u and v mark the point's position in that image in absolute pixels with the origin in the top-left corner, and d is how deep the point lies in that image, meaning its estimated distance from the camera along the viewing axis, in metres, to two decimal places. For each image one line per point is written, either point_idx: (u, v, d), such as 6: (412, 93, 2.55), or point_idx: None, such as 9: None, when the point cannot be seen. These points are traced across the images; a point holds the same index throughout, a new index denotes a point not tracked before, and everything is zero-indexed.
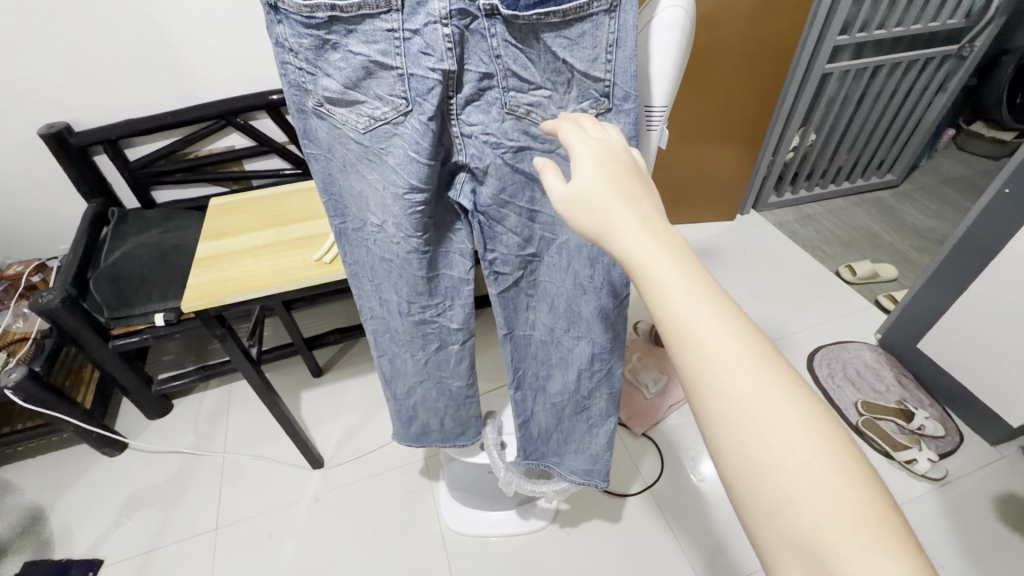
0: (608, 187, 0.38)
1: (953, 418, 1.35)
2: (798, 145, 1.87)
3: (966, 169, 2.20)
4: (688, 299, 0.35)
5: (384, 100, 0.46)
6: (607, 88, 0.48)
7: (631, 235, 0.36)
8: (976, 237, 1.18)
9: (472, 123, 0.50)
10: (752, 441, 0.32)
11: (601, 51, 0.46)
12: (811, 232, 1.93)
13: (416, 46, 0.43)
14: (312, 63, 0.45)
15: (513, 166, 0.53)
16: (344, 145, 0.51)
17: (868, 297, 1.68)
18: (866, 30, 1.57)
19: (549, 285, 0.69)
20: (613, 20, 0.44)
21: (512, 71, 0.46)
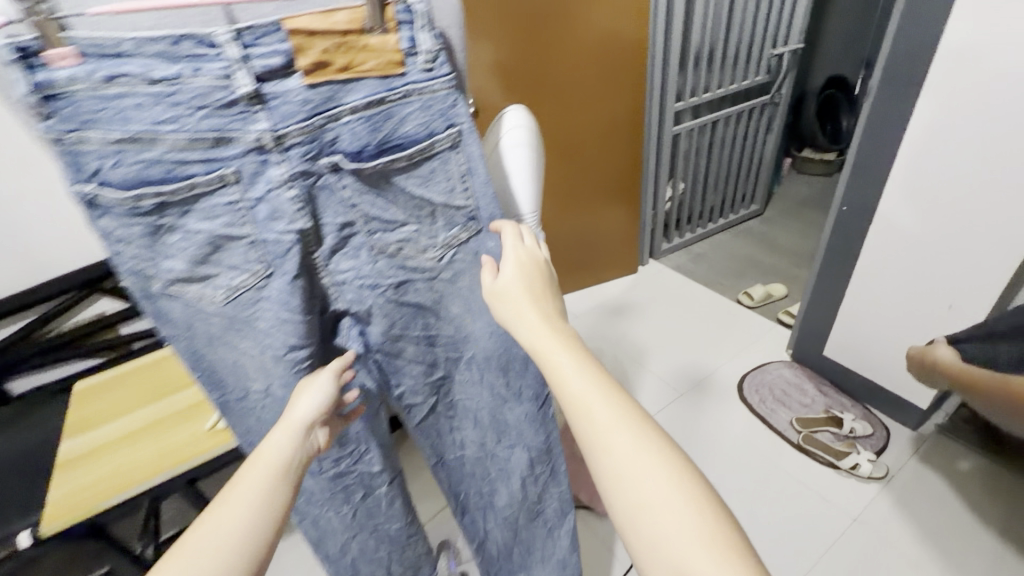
0: (516, 293, 0.52)
1: (876, 412, 1.44)
2: (673, 195, 2.06)
3: (810, 188, 2.55)
4: (576, 376, 0.46)
5: (241, 268, 0.48)
6: (472, 213, 0.56)
7: (532, 325, 0.49)
8: (837, 248, 1.33)
9: (342, 269, 0.53)
10: (627, 487, 0.43)
11: (457, 181, 0.53)
12: (705, 269, 2.09)
13: (262, 212, 0.47)
14: (148, 250, 0.46)
15: (397, 300, 0.56)
16: (204, 321, 0.50)
17: (771, 317, 1.81)
18: (697, 94, 1.82)
19: (467, 403, 0.69)
20: (460, 154, 0.53)
21: (371, 215, 0.51)
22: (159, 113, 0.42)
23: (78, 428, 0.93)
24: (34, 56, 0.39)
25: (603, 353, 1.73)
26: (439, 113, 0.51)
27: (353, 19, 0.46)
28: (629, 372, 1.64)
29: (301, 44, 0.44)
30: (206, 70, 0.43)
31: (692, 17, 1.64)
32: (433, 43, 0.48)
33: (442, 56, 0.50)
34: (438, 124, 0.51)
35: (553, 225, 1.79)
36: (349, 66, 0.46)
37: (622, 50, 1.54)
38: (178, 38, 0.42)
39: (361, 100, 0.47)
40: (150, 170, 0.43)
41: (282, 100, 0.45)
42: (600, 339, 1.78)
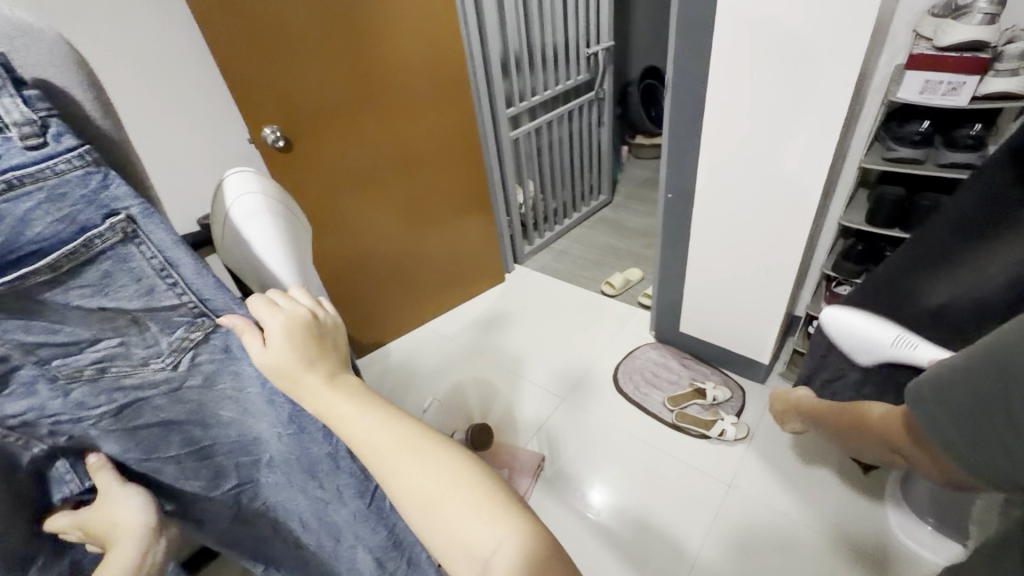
0: (288, 359, 0.46)
1: (731, 374, 1.56)
2: (524, 198, 2.06)
3: (648, 171, 2.73)
4: (367, 428, 0.44)
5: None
6: (199, 309, 0.48)
7: (311, 393, 0.46)
8: (671, 233, 1.41)
9: (13, 411, 0.44)
10: (441, 528, 0.41)
11: (153, 278, 0.45)
12: (568, 265, 2.13)
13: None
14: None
15: (126, 426, 0.50)
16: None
17: (632, 302, 1.89)
18: (526, 99, 1.83)
19: (286, 505, 0.65)
20: (142, 246, 0.43)
21: (31, 343, 0.42)
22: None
23: None
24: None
25: (483, 374, 1.66)
26: (85, 199, 0.40)
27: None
28: (510, 387, 1.60)
29: None
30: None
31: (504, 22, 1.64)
32: (23, 110, 0.37)
33: (52, 126, 0.38)
34: (92, 213, 0.40)
35: (407, 250, 1.68)
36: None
37: (441, 61, 1.46)
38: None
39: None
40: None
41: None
42: (477, 359, 1.72)
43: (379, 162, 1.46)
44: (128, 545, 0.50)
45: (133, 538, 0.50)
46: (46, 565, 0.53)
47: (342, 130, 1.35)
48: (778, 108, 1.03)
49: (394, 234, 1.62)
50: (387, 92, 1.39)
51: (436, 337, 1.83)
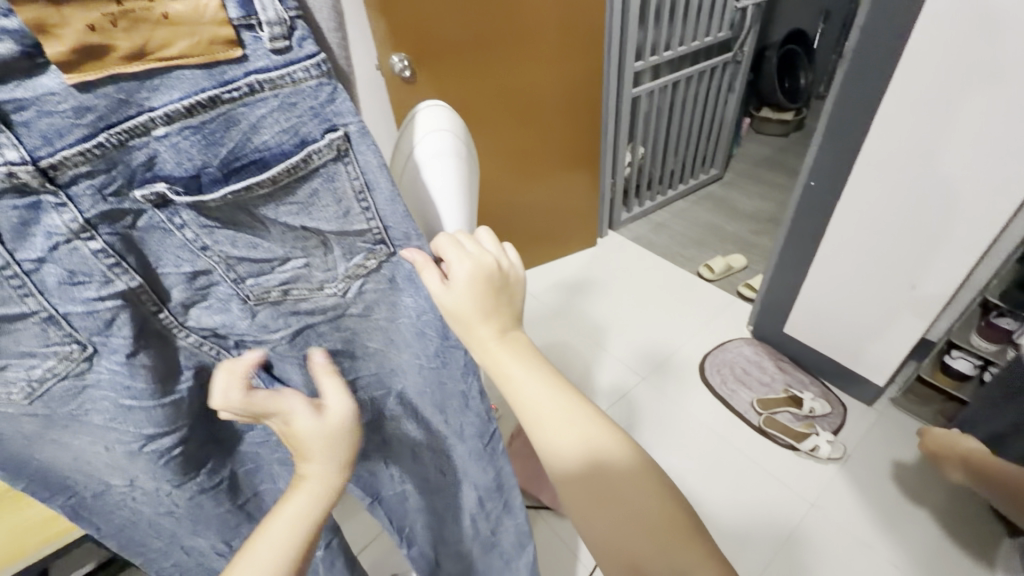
0: (465, 312, 0.47)
1: (834, 389, 1.43)
2: (632, 160, 1.93)
3: (769, 148, 2.47)
4: (535, 394, 0.46)
5: (42, 353, 0.39)
6: (381, 236, 0.47)
7: (484, 347, 0.47)
8: (803, 226, 1.27)
9: (208, 324, 0.44)
10: (591, 495, 0.45)
11: (352, 201, 0.44)
12: (665, 239, 2.01)
13: (53, 278, 0.35)
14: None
15: (295, 350, 0.50)
16: (11, 421, 0.44)
17: (731, 291, 1.76)
18: (657, 52, 1.68)
19: (406, 438, 0.66)
20: (351, 167, 0.42)
21: (236, 257, 0.41)
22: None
23: None
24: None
25: (564, 340, 1.62)
26: (312, 111, 0.39)
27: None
28: (589, 357, 1.56)
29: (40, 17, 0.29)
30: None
31: None
32: (277, 9, 0.35)
33: (297, 29, 0.37)
34: (313, 127, 0.39)
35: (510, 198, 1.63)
36: (144, 49, 0.32)
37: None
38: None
39: (179, 102, 0.34)
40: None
41: (38, 110, 0.30)
42: (558, 323, 1.68)
43: (495, 106, 1.40)
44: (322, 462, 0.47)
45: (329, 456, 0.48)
46: (214, 469, 0.57)
47: (469, 64, 1.30)
48: (982, 98, 0.86)
49: (497, 183, 1.57)
50: (517, 29, 1.30)
51: None
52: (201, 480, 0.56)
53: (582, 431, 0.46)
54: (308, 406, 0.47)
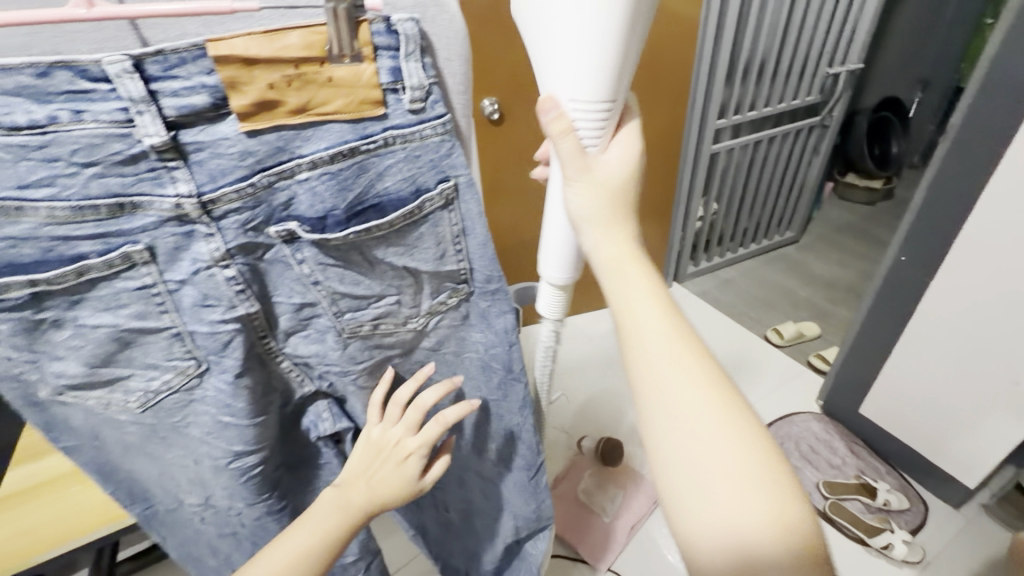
0: (616, 190, 0.46)
1: (913, 483, 1.30)
2: (704, 215, 1.89)
3: (852, 215, 2.35)
4: (645, 311, 0.45)
5: (163, 366, 0.43)
6: (465, 276, 0.52)
7: (619, 244, 0.46)
8: (888, 301, 1.19)
9: (303, 353, 0.49)
10: (688, 423, 0.43)
11: (448, 243, 0.49)
12: (732, 297, 1.94)
13: (188, 299, 0.41)
14: (26, 349, 0.39)
15: (371, 381, 0.55)
16: (116, 429, 0.47)
17: (801, 359, 1.66)
18: (740, 111, 1.67)
19: (451, 467, 0.70)
20: (453, 214, 0.48)
21: (342, 290, 0.46)
22: (26, 173, 0.33)
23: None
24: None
25: None
26: (430, 164, 0.45)
27: (310, 44, 0.36)
28: None
29: (235, 76, 0.35)
30: (95, 113, 0.33)
31: (744, 25, 1.48)
32: (421, 76, 0.41)
33: (434, 92, 0.43)
34: (429, 177, 0.45)
35: None
36: (307, 104, 0.38)
37: (663, 53, 1.37)
38: (48, 67, 0.32)
39: (325, 151, 0.40)
40: (16, 250, 0.35)
41: (211, 152, 0.37)
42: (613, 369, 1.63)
43: None
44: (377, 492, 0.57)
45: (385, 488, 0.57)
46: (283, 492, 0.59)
47: None
48: None
49: None
50: None
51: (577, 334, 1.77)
52: (269, 505, 0.58)
53: (699, 368, 0.44)
54: (396, 417, 0.56)
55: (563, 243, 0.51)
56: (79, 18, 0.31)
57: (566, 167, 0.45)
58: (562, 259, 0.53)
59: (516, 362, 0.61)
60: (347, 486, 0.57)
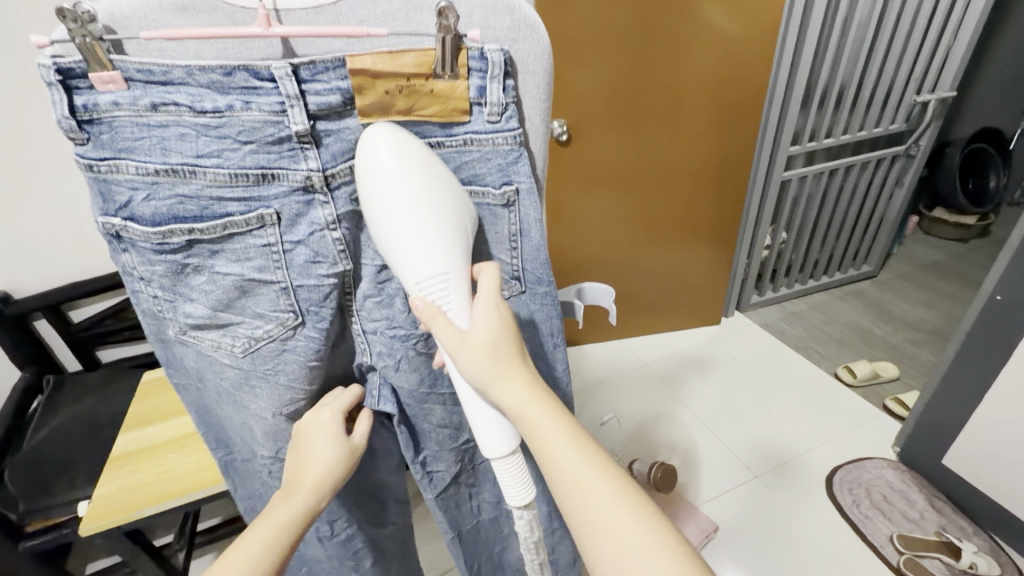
0: (494, 346, 0.48)
1: (1005, 549, 1.17)
2: (771, 243, 1.83)
3: (940, 253, 2.19)
4: (558, 442, 0.47)
5: (267, 317, 0.50)
6: (516, 272, 0.57)
7: (520, 394, 0.48)
8: (982, 344, 1.10)
9: (375, 317, 0.56)
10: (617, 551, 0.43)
11: (506, 239, 0.55)
12: (799, 330, 1.84)
13: (299, 258, 0.49)
14: (170, 288, 0.48)
15: (424, 352, 0.60)
16: (217, 371, 0.53)
17: (875, 402, 1.55)
18: (816, 138, 1.62)
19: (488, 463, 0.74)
20: (512, 214, 0.54)
21: None
22: (202, 146, 0.43)
23: (130, 422, 0.89)
24: (73, 76, 0.40)
25: (672, 413, 1.53)
26: (499, 167, 0.52)
27: (422, 63, 0.45)
28: (697, 440, 1.45)
29: (361, 83, 0.45)
30: (259, 104, 0.43)
31: (824, 51, 1.45)
32: (502, 96, 0.49)
33: (510, 109, 0.50)
34: (496, 179, 0.53)
35: (635, 262, 1.62)
36: (410, 108, 0.47)
37: (737, 77, 1.35)
38: (232, 69, 0.42)
39: (419, 143, 0.50)
40: (182, 206, 0.45)
41: (336, 137, 0.47)
42: (666, 396, 1.58)
43: (635, 172, 1.44)
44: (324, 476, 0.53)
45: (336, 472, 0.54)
46: None
47: (623, 128, 1.36)
48: None
49: (620, 242, 1.56)
50: (666, 106, 1.35)
51: (631, 356, 1.74)
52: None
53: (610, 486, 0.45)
54: (328, 398, 0.57)
55: (490, 415, 0.51)
56: (257, 36, 0.41)
57: (450, 350, 0.47)
58: (498, 428, 0.52)
59: (560, 360, 0.65)
60: (290, 482, 0.53)
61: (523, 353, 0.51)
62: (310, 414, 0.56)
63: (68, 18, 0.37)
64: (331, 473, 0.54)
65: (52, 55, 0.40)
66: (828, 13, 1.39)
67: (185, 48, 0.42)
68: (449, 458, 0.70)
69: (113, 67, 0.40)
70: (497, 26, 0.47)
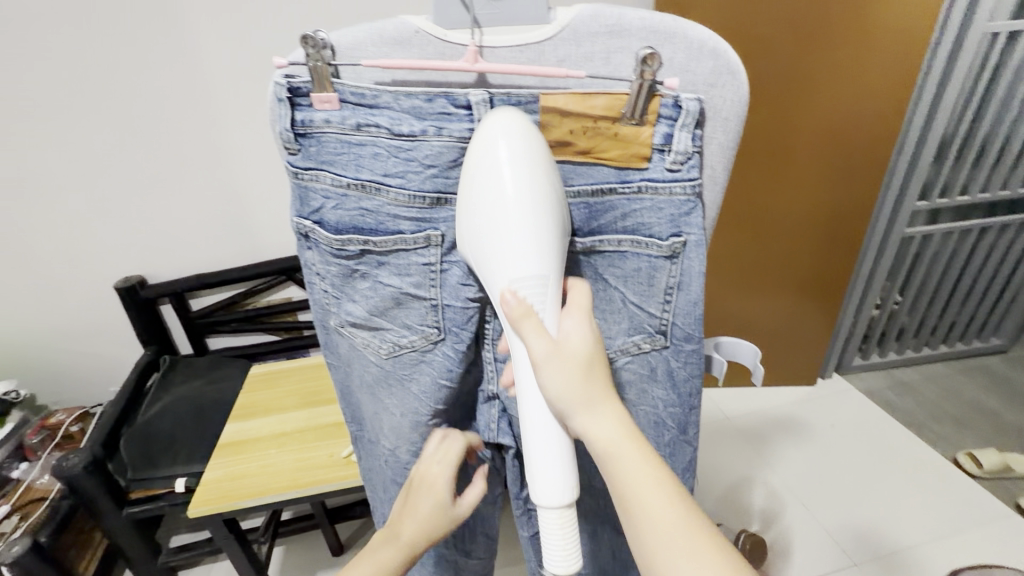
0: (589, 364, 0.44)
1: None
2: (884, 304, 1.67)
3: None
4: (644, 477, 0.43)
5: (414, 329, 0.51)
6: (664, 326, 0.54)
7: (610, 426, 0.44)
8: None
9: None
10: None
11: (660, 291, 0.52)
12: (912, 404, 1.64)
13: (453, 278, 0.50)
14: (338, 287, 0.50)
15: None
16: (362, 365, 0.55)
17: (1007, 500, 1.34)
18: (949, 194, 1.47)
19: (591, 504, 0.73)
20: (676, 266, 0.51)
21: None
22: (391, 166, 0.45)
23: (246, 411, 0.95)
24: (299, 94, 0.44)
25: (758, 476, 1.41)
26: (669, 218, 0.49)
27: (611, 106, 0.45)
28: (788, 510, 1.32)
29: (548, 121, 0.46)
30: (449, 131, 0.45)
31: (968, 101, 1.32)
32: (689, 144, 0.46)
33: (694, 159, 0.47)
34: (663, 229, 0.50)
35: (725, 307, 1.53)
36: (591, 149, 0.47)
37: (863, 122, 1.26)
38: (433, 95, 0.44)
39: (590, 184, 0.48)
40: (363, 218, 0.47)
41: None
42: (752, 455, 1.46)
43: (739, 215, 1.38)
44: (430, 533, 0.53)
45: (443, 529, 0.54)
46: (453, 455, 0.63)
47: (730, 168, 1.31)
48: None
49: (713, 285, 1.49)
50: (778, 147, 1.29)
51: (715, 408, 1.62)
52: None
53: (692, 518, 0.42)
54: (443, 451, 0.54)
55: (562, 449, 0.46)
56: (463, 69, 0.44)
57: (537, 358, 0.44)
58: (560, 473, 0.46)
59: (691, 425, 0.61)
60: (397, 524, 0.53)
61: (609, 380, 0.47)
62: (431, 465, 0.54)
63: (309, 44, 0.42)
64: (433, 533, 0.53)
65: (286, 75, 0.45)
66: (978, 62, 1.27)
67: (394, 77, 0.46)
68: None
69: (331, 88, 0.44)
70: (698, 71, 0.46)
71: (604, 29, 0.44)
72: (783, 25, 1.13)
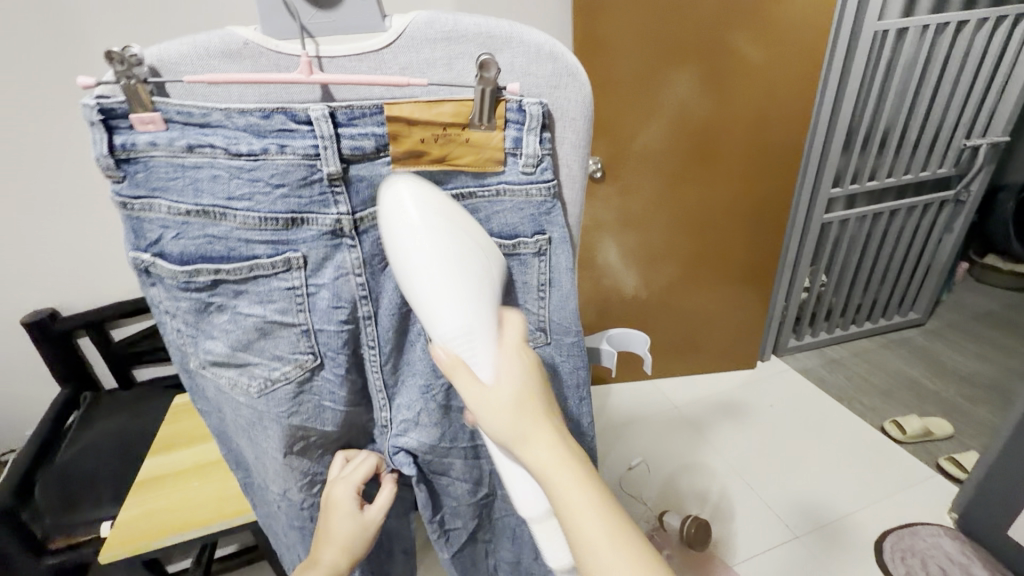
0: (518, 403, 0.45)
1: None
2: (810, 287, 1.76)
3: (993, 301, 2.05)
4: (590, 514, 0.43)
5: (286, 359, 0.51)
6: (542, 323, 0.57)
7: (546, 455, 0.44)
8: None
9: (393, 369, 0.57)
10: None
11: (535, 288, 0.55)
12: (841, 378, 1.74)
13: (322, 302, 0.50)
14: (193, 324, 0.50)
15: (443, 404, 0.59)
16: (234, 406, 0.54)
17: (929, 461, 1.44)
18: (859, 180, 1.57)
19: (509, 520, 0.71)
20: (544, 260, 0.54)
21: None
22: (234, 188, 0.45)
23: (166, 445, 0.90)
24: (115, 116, 0.44)
25: (702, 462, 1.45)
26: (531, 217, 0.52)
27: (459, 112, 0.47)
28: (734, 494, 1.37)
29: (397, 130, 0.47)
30: (293, 147, 0.45)
31: (868, 92, 1.42)
32: (537, 147, 0.49)
33: (545, 161, 0.51)
34: (528, 228, 0.53)
35: (666, 298, 1.57)
36: (445, 156, 0.49)
37: (776, 110, 1.32)
38: (270, 112, 0.45)
39: (447, 191, 0.50)
40: (210, 246, 0.47)
41: (367, 181, 0.48)
42: (697, 442, 1.51)
43: (664, 210, 1.42)
44: (347, 549, 0.59)
45: (360, 544, 0.60)
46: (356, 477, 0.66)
47: (652, 162, 1.34)
48: None
49: (651, 277, 1.53)
50: (698, 138, 1.33)
51: (660, 398, 1.67)
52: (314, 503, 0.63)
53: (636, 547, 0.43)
54: (344, 470, 0.60)
55: (520, 473, 0.49)
56: (299, 81, 0.44)
57: (469, 402, 0.46)
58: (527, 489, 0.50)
59: (586, 420, 0.64)
60: (314, 550, 0.59)
61: (549, 403, 0.48)
62: (337, 484, 0.59)
63: (116, 60, 0.41)
64: (352, 547, 0.59)
65: (97, 96, 0.44)
66: (872, 56, 1.37)
67: (227, 93, 0.45)
68: (466, 514, 0.68)
69: (154, 108, 0.44)
70: (540, 74, 0.48)
71: (441, 34, 0.45)
72: (695, 22, 1.17)
